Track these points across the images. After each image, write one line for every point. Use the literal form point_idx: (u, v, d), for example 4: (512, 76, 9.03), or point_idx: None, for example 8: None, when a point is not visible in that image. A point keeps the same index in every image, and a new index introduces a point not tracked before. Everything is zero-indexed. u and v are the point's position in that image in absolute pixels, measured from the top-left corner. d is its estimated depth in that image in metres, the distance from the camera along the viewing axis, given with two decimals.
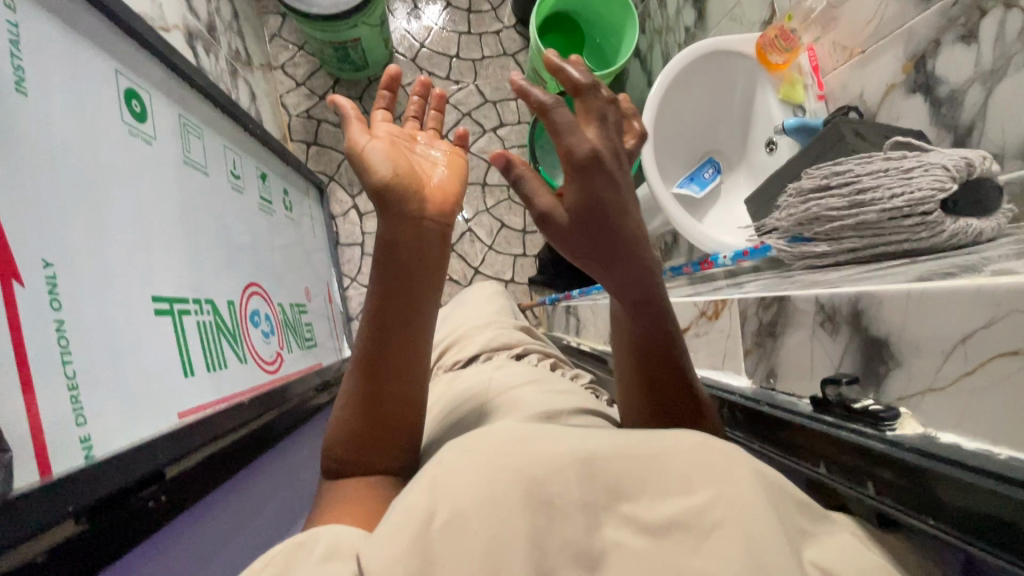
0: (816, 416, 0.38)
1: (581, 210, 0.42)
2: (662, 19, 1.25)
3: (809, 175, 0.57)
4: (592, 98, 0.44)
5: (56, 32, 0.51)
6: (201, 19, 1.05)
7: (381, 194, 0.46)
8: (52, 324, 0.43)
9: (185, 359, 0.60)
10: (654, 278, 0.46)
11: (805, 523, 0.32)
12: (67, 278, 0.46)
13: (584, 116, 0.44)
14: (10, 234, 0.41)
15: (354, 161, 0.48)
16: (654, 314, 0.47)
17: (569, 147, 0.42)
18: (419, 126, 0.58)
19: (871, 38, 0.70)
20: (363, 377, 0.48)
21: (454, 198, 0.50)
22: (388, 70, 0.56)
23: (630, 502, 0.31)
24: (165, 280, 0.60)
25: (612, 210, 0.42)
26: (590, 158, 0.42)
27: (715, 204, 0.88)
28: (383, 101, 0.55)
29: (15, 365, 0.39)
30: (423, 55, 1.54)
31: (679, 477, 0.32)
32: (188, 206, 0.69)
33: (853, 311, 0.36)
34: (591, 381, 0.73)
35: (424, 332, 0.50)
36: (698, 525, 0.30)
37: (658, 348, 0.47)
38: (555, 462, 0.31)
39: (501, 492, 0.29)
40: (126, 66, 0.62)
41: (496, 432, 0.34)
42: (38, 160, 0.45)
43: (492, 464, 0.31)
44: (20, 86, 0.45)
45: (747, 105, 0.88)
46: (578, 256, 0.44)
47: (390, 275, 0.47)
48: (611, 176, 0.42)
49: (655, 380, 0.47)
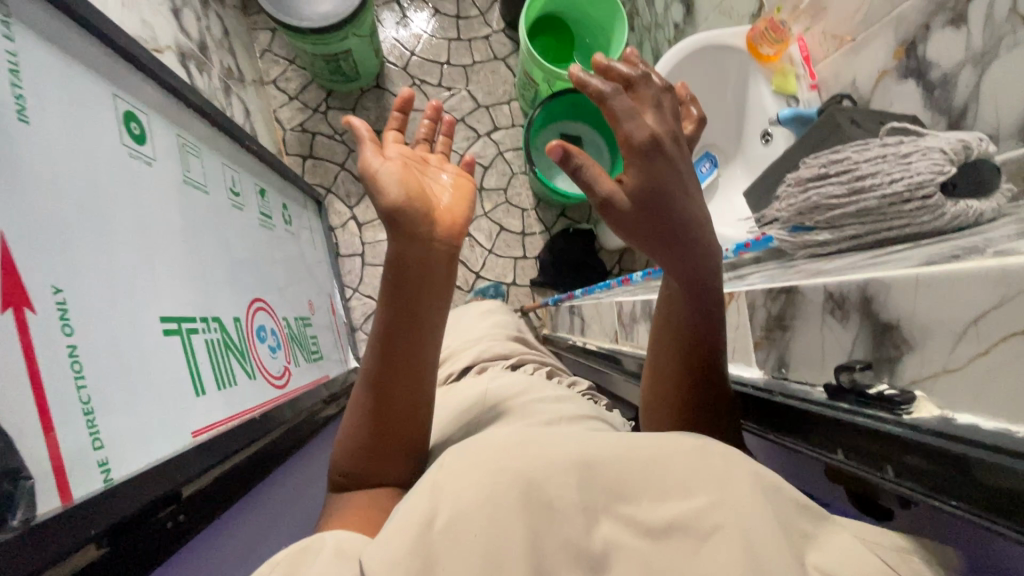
0: (830, 404, 0.38)
1: (643, 192, 0.44)
2: (650, 16, 1.26)
3: (808, 164, 0.58)
4: (646, 87, 0.47)
5: (54, 58, 0.52)
6: (192, 39, 1.06)
7: (392, 214, 0.47)
8: (66, 350, 0.43)
9: (196, 379, 0.60)
10: (712, 261, 0.47)
11: (807, 527, 0.32)
12: (75, 303, 0.46)
13: (642, 102, 0.46)
14: (20, 261, 0.41)
15: (367, 185, 0.49)
16: (707, 300, 0.48)
17: (627, 133, 0.45)
18: (429, 149, 0.59)
19: (861, 26, 0.71)
20: (371, 385, 0.49)
21: (462, 223, 0.51)
22: (403, 92, 0.56)
23: (630, 504, 0.31)
24: (171, 300, 0.60)
25: (671, 192, 0.44)
26: (649, 143, 0.44)
27: (714, 198, 0.89)
28: (396, 122, 0.56)
29: (32, 400, 0.39)
30: (414, 64, 1.55)
31: (678, 478, 0.32)
32: (190, 225, 0.69)
33: (863, 298, 0.36)
34: (588, 386, 0.73)
35: (430, 342, 0.50)
36: (698, 527, 0.30)
37: (704, 340, 0.48)
38: (552, 464, 0.32)
39: (500, 493, 0.30)
40: (124, 90, 0.62)
41: (491, 437, 0.34)
42: (43, 189, 0.46)
43: (494, 464, 0.31)
44: (21, 114, 0.45)
45: (740, 97, 0.88)
46: (645, 240, 0.46)
47: (399, 292, 0.48)
48: (671, 161, 0.45)
49: (697, 374, 0.48)
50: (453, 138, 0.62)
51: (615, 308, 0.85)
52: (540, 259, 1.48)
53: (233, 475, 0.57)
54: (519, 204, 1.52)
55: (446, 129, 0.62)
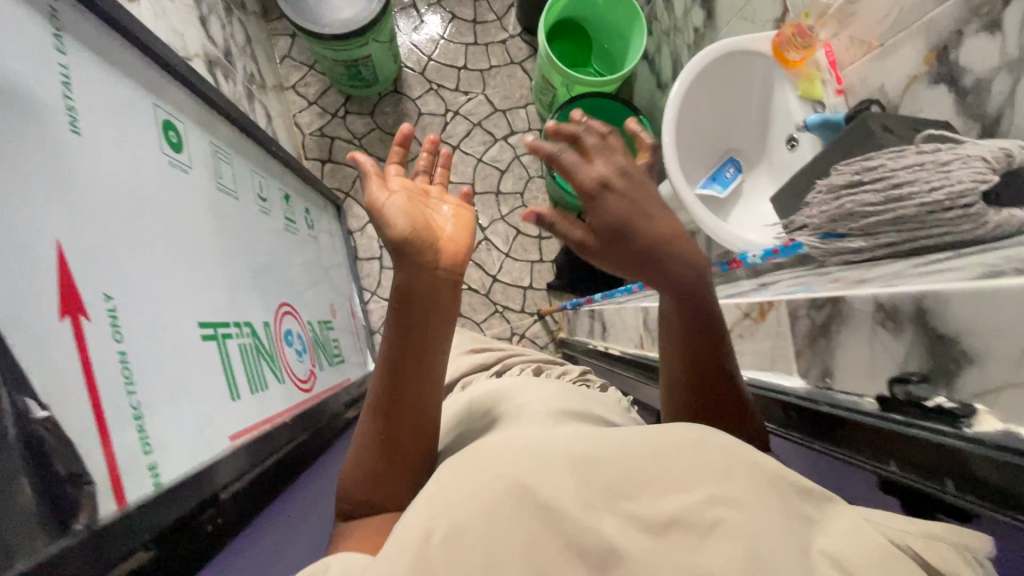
0: (885, 416, 0.38)
1: (607, 227, 0.46)
2: (669, 20, 1.26)
3: (841, 172, 0.59)
4: (589, 137, 0.48)
5: (101, 70, 0.52)
6: (218, 45, 1.07)
7: (399, 246, 0.48)
8: (117, 356, 0.44)
9: (231, 383, 0.61)
10: (702, 282, 0.49)
11: (810, 512, 0.34)
12: (123, 310, 0.46)
13: (587, 153, 0.48)
14: (75, 270, 0.42)
15: (374, 219, 0.50)
16: (701, 320, 0.50)
17: (577, 182, 0.47)
18: (429, 180, 0.60)
19: (889, 32, 0.71)
20: (381, 405, 0.49)
21: (465, 251, 0.52)
22: (402, 129, 0.58)
23: (631, 501, 0.32)
24: (208, 306, 0.62)
25: (637, 225, 0.46)
26: (597, 185, 0.47)
27: (738, 204, 0.87)
28: (396, 156, 0.57)
29: (92, 412, 0.39)
30: (432, 68, 1.56)
31: (676, 476, 0.33)
32: (222, 232, 0.71)
33: (917, 310, 0.34)
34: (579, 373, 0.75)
35: (439, 364, 0.50)
36: (699, 524, 0.31)
37: (706, 358, 0.50)
38: (545, 468, 0.33)
39: (495, 502, 0.31)
40: (163, 101, 0.63)
41: (490, 449, 0.36)
42: (93, 200, 0.46)
43: (488, 474, 0.33)
44: (73, 126, 0.46)
45: (764, 100, 0.86)
46: (625, 268, 0.48)
47: (406, 324, 0.48)
48: (623, 196, 0.47)
49: (706, 392, 0.49)
50: (450, 169, 0.64)
51: (637, 313, 0.85)
52: (556, 262, 1.48)
53: (266, 478, 0.58)
54: (535, 208, 1.52)
55: (444, 161, 0.64)
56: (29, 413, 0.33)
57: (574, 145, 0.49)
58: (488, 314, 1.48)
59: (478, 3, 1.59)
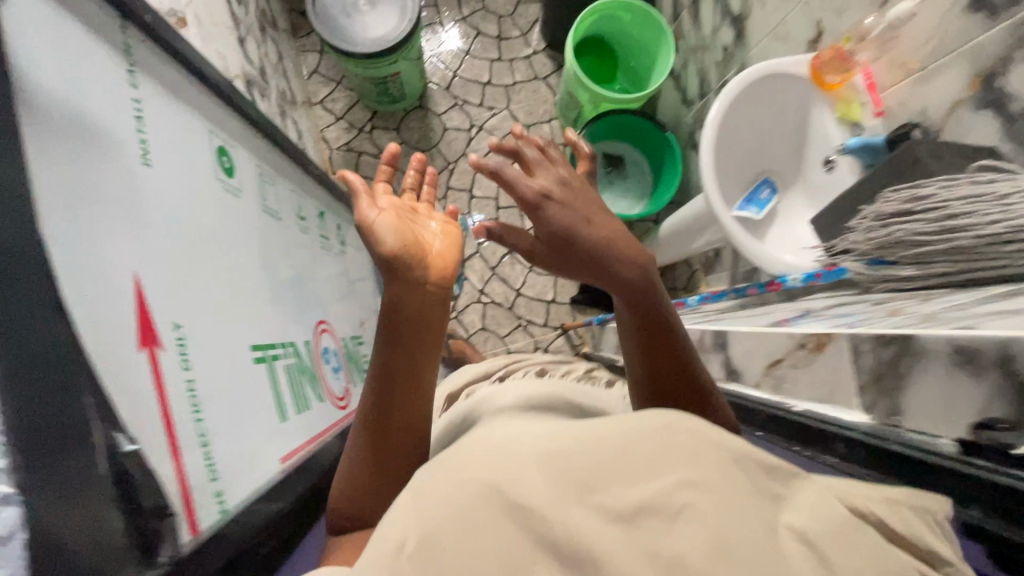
0: (964, 459, 0.35)
1: (553, 236, 0.52)
2: (696, 38, 1.26)
3: (889, 201, 0.59)
4: (528, 153, 0.56)
5: (166, 100, 0.53)
6: (254, 65, 1.09)
7: (388, 262, 0.47)
8: (185, 385, 0.45)
9: (280, 404, 0.62)
10: (652, 284, 0.53)
11: (777, 487, 0.31)
12: (189, 338, 0.47)
13: (530, 168, 0.55)
14: (150, 301, 0.43)
15: (364, 236, 0.49)
16: (655, 321, 0.53)
17: (522, 194, 0.52)
18: (416, 197, 0.59)
19: (931, 56, 0.71)
20: (369, 405, 0.49)
21: (452, 262, 0.51)
22: (390, 147, 0.58)
23: (602, 492, 0.29)
24: (258, 328, 0.63)
25: (576, 233, 0.52)
26: (539, 198, 0.52)
27: (775, 225, 0.87)
28: (384, 175, 0.58)
29: (165, 442, 0.40)
30: (456, 84, 1.58)
31: (649, 460, 0.30)
32: (267, 252, 0.72)
33: (1001, 356, 0.32)
34: (583, 372, 0.77)
35: (431, 363, 0.50)
36: (669, 507, 0.28)
37: (675, 358, 0.52)
38: (515, 467, 0.30)
39: (463, 504, 0.28)
40: (217, 127, 0.65)
41: (464, 450, 0.32)
42: (163, 229, 0.47)
43: (455, 479, 0.30)
44: (144, 156, 0.47)
45: (801, 121, 0.86)
46: (573, 274, 0.53)
47: (391, 326, 0.48)
48: (564, 206, 0.53)
49: (672, 392, 0.52)
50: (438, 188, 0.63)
51: None
52: None
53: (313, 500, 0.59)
54: None
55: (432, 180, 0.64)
56: (119, 447, 0.34)
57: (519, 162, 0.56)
58: (511, 328, 1.48)
59: (502, 20, 1.61)
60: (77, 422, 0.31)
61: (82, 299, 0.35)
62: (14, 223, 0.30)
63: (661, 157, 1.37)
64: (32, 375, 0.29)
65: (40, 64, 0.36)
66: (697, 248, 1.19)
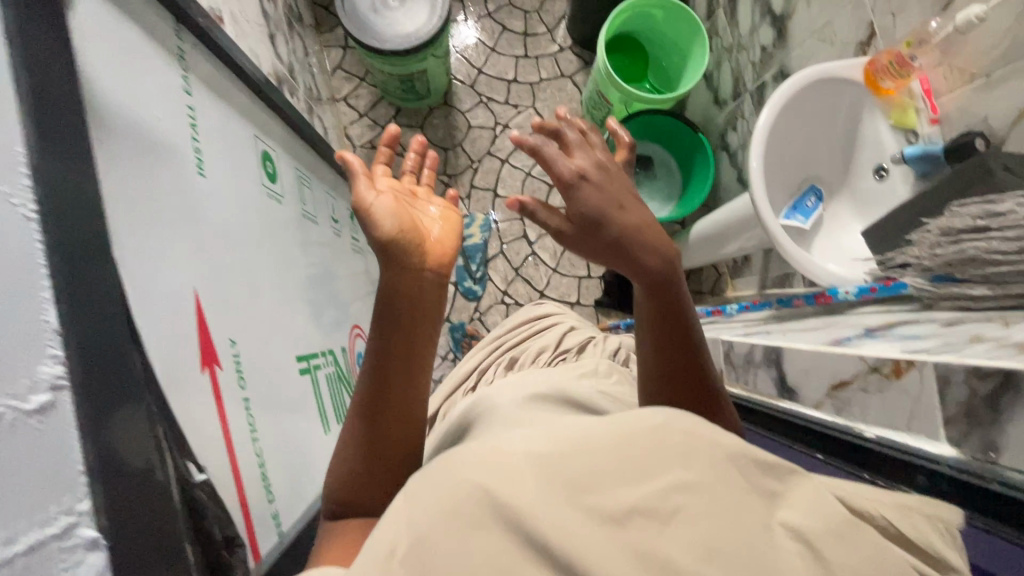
0: None
1: (584, 216, 0.48)
2: (731, 37, 1.23)
3: (959, 214, 0.58)
4: (569, 134, 0.52)
5: (217, 109, 0.53)
6: (283, 62, 1.07)
7: (384, 247, 0.43)
8: (241, 403, 0.44)
9: (324, 415, 0.62)
10: (674, 270, 0.51)
11: (771, 484, 0.32)
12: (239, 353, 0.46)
13: (569, 148, 0.51)
14: (208, 316, 0.42)
15: (360, 219, 0.45)
16: (671, 307, 0.52)
17: (558, 172, 0.49)
18: (416, 181, 0.53)
19: (996, 63, 0.67)
20: (364, 389, 0.46)
21: (450, 254, 0.47)
22: (390, 129, 0.51)
23: (593, 495, 0.28)
24: (301, 339, 0.62)
25: (605, 215, 0.48)
26: (574, 177, 0.49)
27: (821, 234, 0.85)
28: (383, 157, 0.51)
29: (228, 460, 0.40)
30: (481, 81, 1.55)
31: (640, 464, 0.30)
32: (307, 259, 0.71)
33: None
34: (551, 347, 0.80)
35: (424, 363, 0.46)
36: (659, 511, 0.28)
37: (684, 344, 0.52)
38: (507, 470, 0.29)
39: (451, 503, 0.28)
40: (261, 132, 0.64)
41: (454, 456, 0.30)
42: (219, 245, 0.47)
43: (446, 483, 0.29)
44: (200, 167, 0.46)
45: (851, 128, 0.84)
46: (594, 257, 0.50)
47: (386, 310, 0.44)
48: (598, 189, 0.49)
49: (678, 376, 0.52)
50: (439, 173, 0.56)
51: (717, 346, 0.80)
52: (605, 279, 1.46)
53: None
54: None
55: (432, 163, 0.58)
56: (190, 477, 0.33)
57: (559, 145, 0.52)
58: None
59: (528, 16, 1.58)
60: (155, 464, 0.29)
61: (156, 324, 0.35)
62: (89, 242, 0.28)
63: (692, 158, 1.34)
64: (116, 407, 0.28)
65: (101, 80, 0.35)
66: (728, 252, 1.15)
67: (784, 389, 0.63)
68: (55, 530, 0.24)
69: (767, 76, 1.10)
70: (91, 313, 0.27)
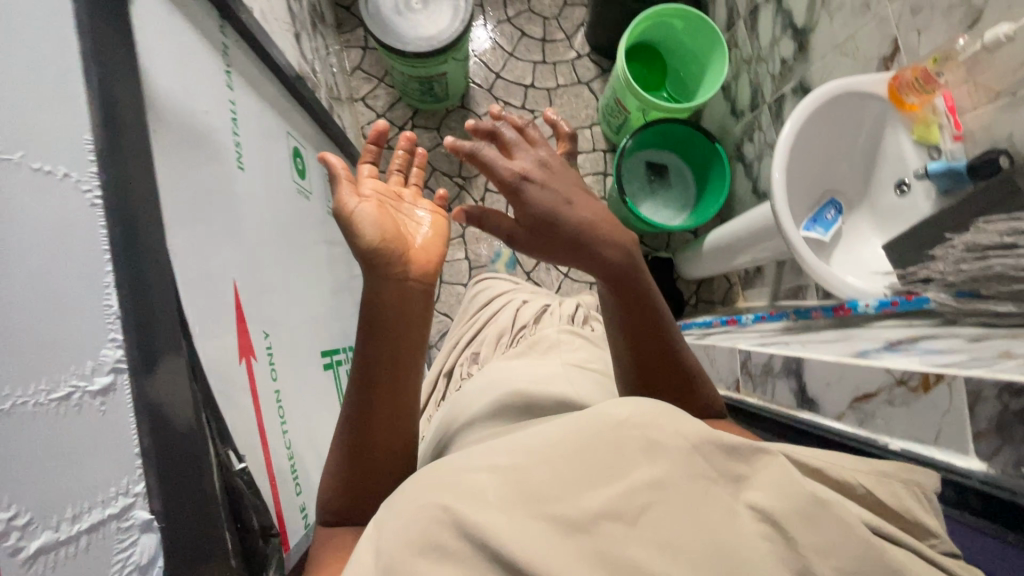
0: None
1: (533, 219, 0.47)
2: (752, 49, 1.23)
3: (983, 232, 0.58)
4: (507, 135, 0.51)
5: (252, 103, 0.56)
6: (307, 62, 1.09)
7: (367, 257, 0.44)
8: (274, 396, 0.49)
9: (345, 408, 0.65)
10: (637, 268, 0.52)
11: (741, 470, 0.33)
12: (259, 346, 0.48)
13: (509, 149, 0.50)
14: (246, 303, 0.46)
15: (343, 226, 0.45)
16: (639, 302, 0.52)
17: (499, 176, 0.48)
18: (404, 182, 0.54)
19: (1021, 82, 0.67)
20: (353, 403, 0.46)
21: (438, 262, 0.47)
22: (377, 125, 0.52)
23: (556, 504, 0.30)
24: (319, 335, 0.63)
25: (557, 217, 0.47)
26: (517, 179, 0.47)
27: (838, 247, 0.85)
28: (370, 155, 0.52)
29: (257, 434, 0.44)
30: (499, 86, 1.56)
31: (598, 470, 0.32)
32: (331, 254, 0.72)
33: None
34: (510, 332, 0.82)
35: (415, 372, 0.46)
36: (627, 512, 0.30)
37: (654, 338, 0.53)
38: (473, 489, 0.31)
39: (424, 529, 0.29)
40: (291, 129, 0.66)
41: (424, 479, 0.33)
42: (254, 246, 0.50)
43: (415, 504, 0.31)
44: (240, 161, 0.50)
45: (872, 143, 0.84)
46: (551, 258, 0.49)
47: (372, 320, 0.44)
48: (544, 188, 0.48)
49: (654, 370, 0.54)
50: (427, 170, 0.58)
51: (734, 357, 0.81)
52: None
53: None
54: None
55: (421, 161, 0.58)
56: (231, 466, 0.37)
57: (501, 146, 0.51)
58: None
59: (548, 22, 1.59)
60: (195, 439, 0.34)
61: (196, 308, 0.38)
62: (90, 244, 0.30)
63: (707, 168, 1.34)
64: (164, 395, 0.32)
65: (159, 99, 0.39)
66: (740, 264, 1.16)
67: (800, 400, 0.63)
68: (114, 510, 0.29)
69: (786, 88, 1.10)
70: (150, 317, 0.32)
